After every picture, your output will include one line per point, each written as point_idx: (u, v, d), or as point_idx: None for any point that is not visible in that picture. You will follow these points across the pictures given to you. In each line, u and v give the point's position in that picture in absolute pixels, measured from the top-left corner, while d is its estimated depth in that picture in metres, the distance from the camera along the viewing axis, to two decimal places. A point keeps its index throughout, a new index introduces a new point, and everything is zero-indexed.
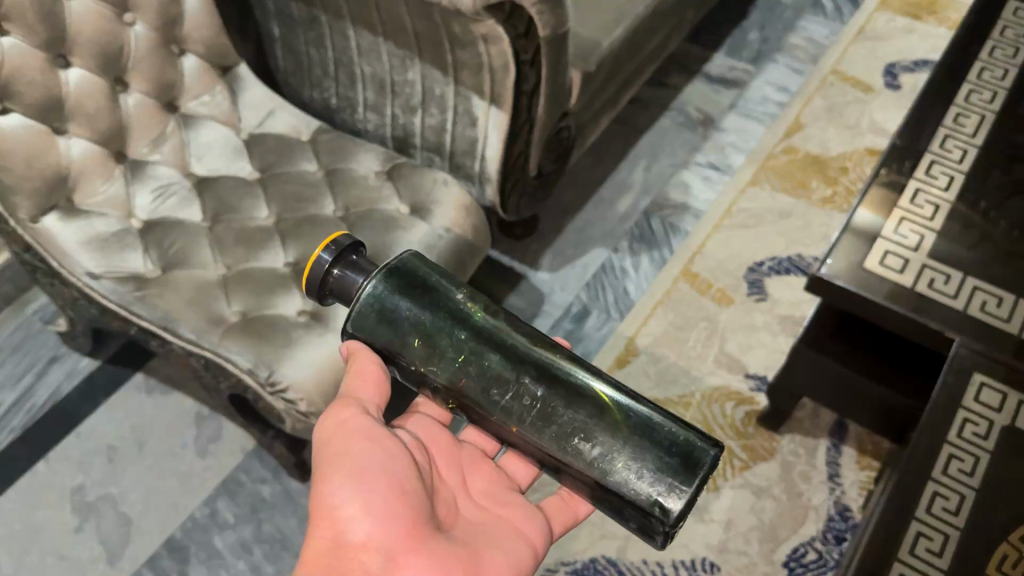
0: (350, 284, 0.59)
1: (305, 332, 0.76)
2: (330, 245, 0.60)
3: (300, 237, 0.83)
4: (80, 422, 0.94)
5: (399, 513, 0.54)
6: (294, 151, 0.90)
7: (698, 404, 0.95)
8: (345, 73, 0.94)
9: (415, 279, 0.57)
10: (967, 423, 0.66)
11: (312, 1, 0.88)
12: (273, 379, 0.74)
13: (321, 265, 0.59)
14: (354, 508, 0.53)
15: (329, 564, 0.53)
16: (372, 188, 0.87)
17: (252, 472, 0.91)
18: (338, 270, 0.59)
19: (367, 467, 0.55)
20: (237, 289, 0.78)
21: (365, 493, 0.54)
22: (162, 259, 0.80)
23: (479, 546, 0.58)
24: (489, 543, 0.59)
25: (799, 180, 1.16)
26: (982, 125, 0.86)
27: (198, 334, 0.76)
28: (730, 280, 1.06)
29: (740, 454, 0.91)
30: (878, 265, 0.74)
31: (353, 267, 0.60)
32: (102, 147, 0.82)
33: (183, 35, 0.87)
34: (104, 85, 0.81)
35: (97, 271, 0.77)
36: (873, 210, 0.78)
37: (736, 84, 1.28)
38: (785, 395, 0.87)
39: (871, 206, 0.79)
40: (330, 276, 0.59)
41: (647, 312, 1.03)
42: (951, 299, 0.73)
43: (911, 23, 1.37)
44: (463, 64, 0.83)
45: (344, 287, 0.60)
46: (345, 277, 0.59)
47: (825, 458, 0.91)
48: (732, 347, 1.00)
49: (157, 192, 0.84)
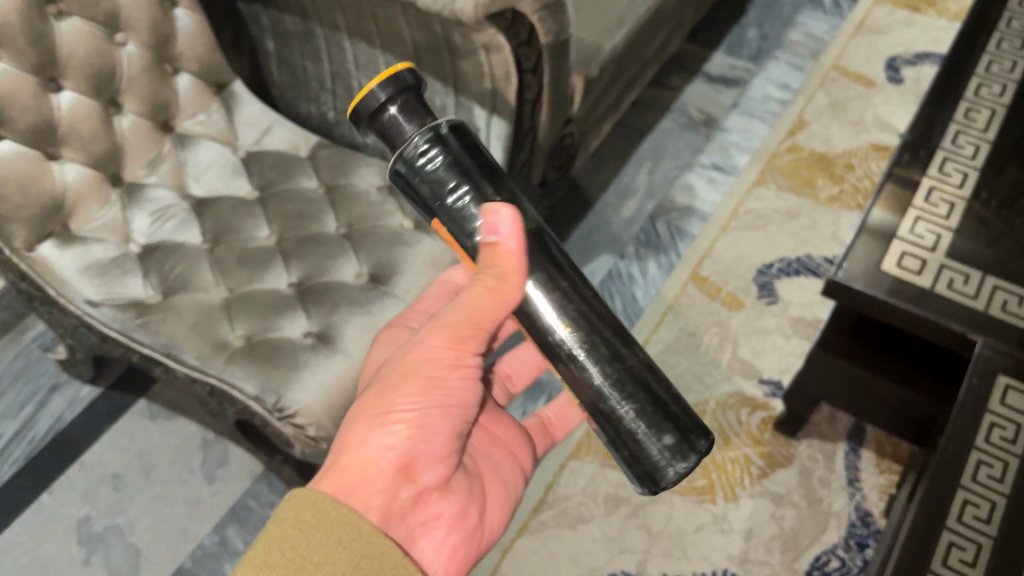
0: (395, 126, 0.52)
1: (312, 354, 0.74)
2: (388, 78, 0.52)
3: (304, 257, 0.81)
4: (84, 451, 0.92)
5: (445, 452, 0.55)
6: (294, 167, 0.88)
7: (712, 412, 0.93)
8: (342, 87, 0.92)
9: (467, 136, 0.54)
10: (995, 428, 0.64)
11: (308, 14, 0.86)
12: (281, 405, 0.72)
13: (376, 96, 0.51)
14: (409, 435, 0.53)
15: (366, 476, 0.52)
16: (374, 203, 0.85)
17: (262, 497, 0.90)
18: (396, 108, 0.52)
19: (441, 402, 0.54)
20: (241, 312, 0.77)
21: (424, 424, 0.53)
22: (163, 284, 0.79)
23: (484, 473, 0.61)
24: (491, 473, 0.62)
25: (805, 178, 1.14)
26: (993, 120, 0.84)
27: (202, 360, 0.74)
28: (740, 283, 1.04)
29: (757, 462, 0.89)
30: (895, 267, 0.72)
31: (411, 108, 0.52)
32: (97, 171, 0.81)
33: (176, 53, 0.85)
34: (97, 107, 0.79)
35: (97, 298, 0.76)
36: (889, 206, 0.77)
37: (736, 83, 1.26)
38: (803, 400, 0.85)
39: (886, 205, 0.77)
40: (379, 115, 0.52)
41: (657, 319, 1.01)
42: (971, 299, 0.70)
43: (911, 15, 1.35)
44: (464, 74, 0.82)
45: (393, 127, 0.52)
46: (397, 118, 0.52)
47: (844, 463, 0.89)
48: (745, 352, 0.98)
49: (155, 215, 0.83)
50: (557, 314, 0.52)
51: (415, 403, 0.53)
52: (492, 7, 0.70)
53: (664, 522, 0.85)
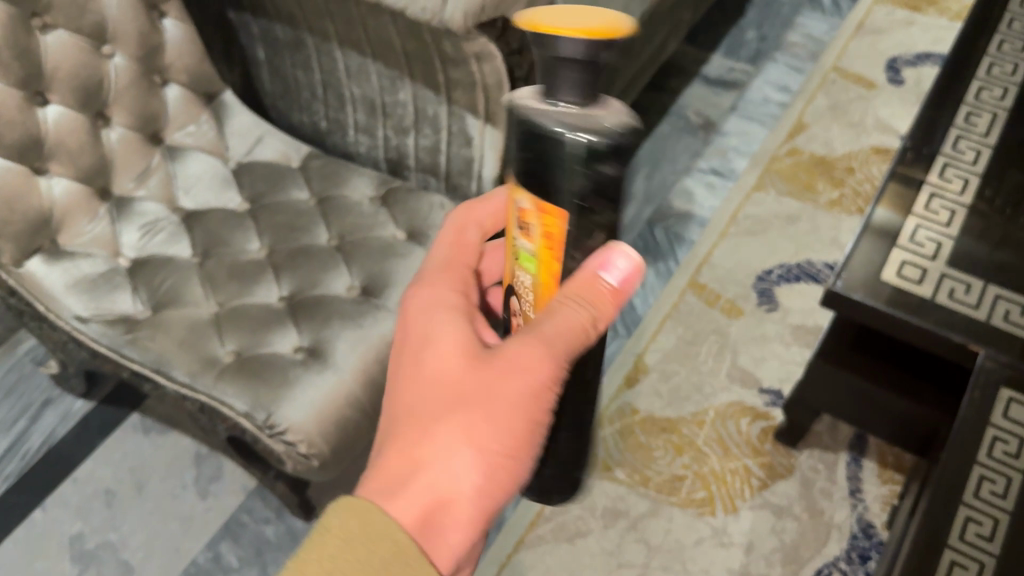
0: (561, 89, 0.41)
1: (303, 370, 0.73)
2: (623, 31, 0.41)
3: (294, 270, 0.80)
4: (76, 467, 0.91)
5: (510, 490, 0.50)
6: (285, 178, 0.87)
7: (711, 422, 0.92)
8: (334, 96, 0.91)
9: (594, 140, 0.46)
10: (997, 442, 0.63)
11: (297, 23, 0.85)
12: (271, 422, 0.70)
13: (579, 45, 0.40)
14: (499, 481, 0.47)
15: (456, 519, 0.46)
16: (366, 214, 0.84)
17: (255, 512, 0.89)
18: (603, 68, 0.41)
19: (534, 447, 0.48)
20: (230, 327, 0.76)
21: (516, 468, 0.48)
22: (153, 299, 0.78)
23: None
24: None
25: (805, 182, 1.13)
26: (994, 124, 0.83)
27: (191, 377, 0.73)
28: (739, 289, 1.03)
29: (758, 473, 0.88)
30: (895, 277, 0.71)
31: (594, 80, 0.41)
32: (85, 185, 0.80)
33: (165, 64, 0.84)
34: (84, 120, 0.78)
35: (86, 313, 0.75)
36: (892, 202, 0.76)
37: (735, 86, 1.25)
38: (803, 410, 0.84)
39: (889, 203, 0.76)
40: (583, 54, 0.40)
41: (655, 327, 1.00)
42: (973, 309, 0.69)
43: (911, 15, 1.33)
44: (456, 83, 0.81)
45: (556, 82, 0.41)
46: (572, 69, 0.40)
47: (846, 473, 0.88)
48: (745, 361, 0.97)
49: (144, 229, 0.82)
50: (596, 357, 0.51)
51: (517, 446, 0.47)
52: (482, 16, 0.69)
53: (663, 535, 0.84)
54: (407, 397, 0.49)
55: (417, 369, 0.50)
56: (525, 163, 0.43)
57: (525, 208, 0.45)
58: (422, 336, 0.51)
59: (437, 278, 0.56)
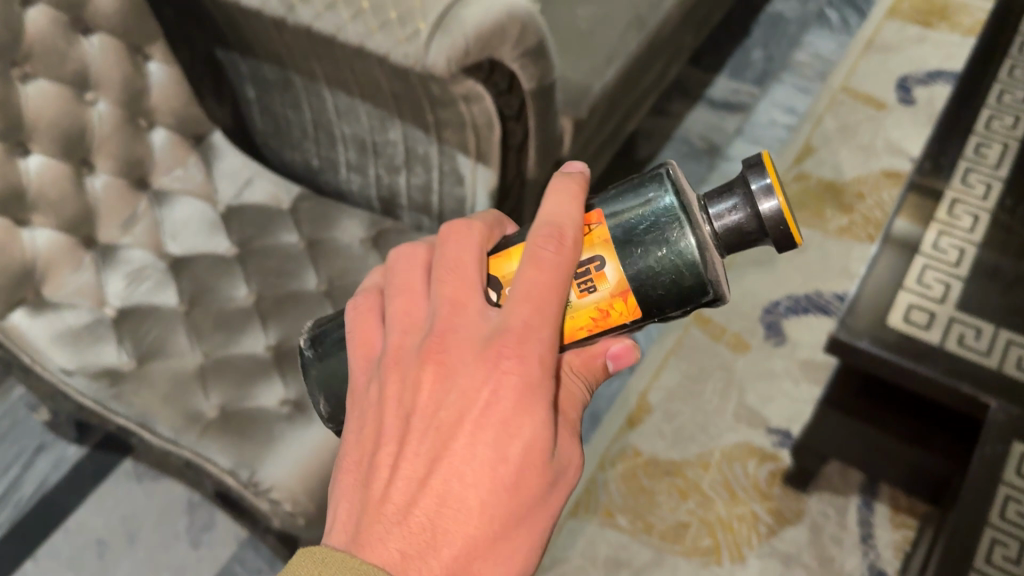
0: (731, 225, 0.46)
1: (288, 426, 0.71)
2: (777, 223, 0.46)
3: (281, 318, 0.78)
4: (68, 516, 0.91)
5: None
6: (274, 221, 0.85)
7: (717, 464, 0.89)
8: (324, 134, 0.89)
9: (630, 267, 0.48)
10: (1010, 501, 0.60)
11: (285, 63, 0.84)
12: (255, 480, 0.69)
13: (780, 217, 0.45)
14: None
15: None
16: (357, 258, 0.82)
17: (247, 562, 0.88)
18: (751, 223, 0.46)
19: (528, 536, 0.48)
20: (215, 381, 0.74)
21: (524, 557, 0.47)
22: (138, 350, 0.76)
23: None
24: None
25: (813, 209, 1.09)
26: (1006, 155, 0.79)
27: (175, 432, 0.71)
28: (745, 323, 1.00)
29: (765, 518, 0.85)
30: (902, 322, 0.68)
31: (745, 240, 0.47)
32: (69, 235, 0.78)
33: (150, 108, 0.83)
34: (67, 169, 0.77)
35: (71, 366, 0.73)
36: (915, 214, 0.74)
37: (741, 108, 1.21)
38: (811, 455, 0.80)
39: (910, 215, 0.74)
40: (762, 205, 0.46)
41: (658, 364, 0.97)
42: (983, 357, 0.66)
43: (922, 31, 1.30)
44: (445, 123, 0.78)
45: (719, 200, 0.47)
46: (753, 222, 0.46)
47: (857, 518, 0.85)
48: (752, 399, 0.94)
49: (129, 278, 0.80)
50: None
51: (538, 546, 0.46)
52: (466, 60, 0.67)
53: None
54: (472, 485, 0.42)
55: (494, 451, 0.43)
56: (648, 253, 0.46)
57: (604, 273, 0.47)
58: (511, 411, 0.43)
59: (547, 301, 0.44)
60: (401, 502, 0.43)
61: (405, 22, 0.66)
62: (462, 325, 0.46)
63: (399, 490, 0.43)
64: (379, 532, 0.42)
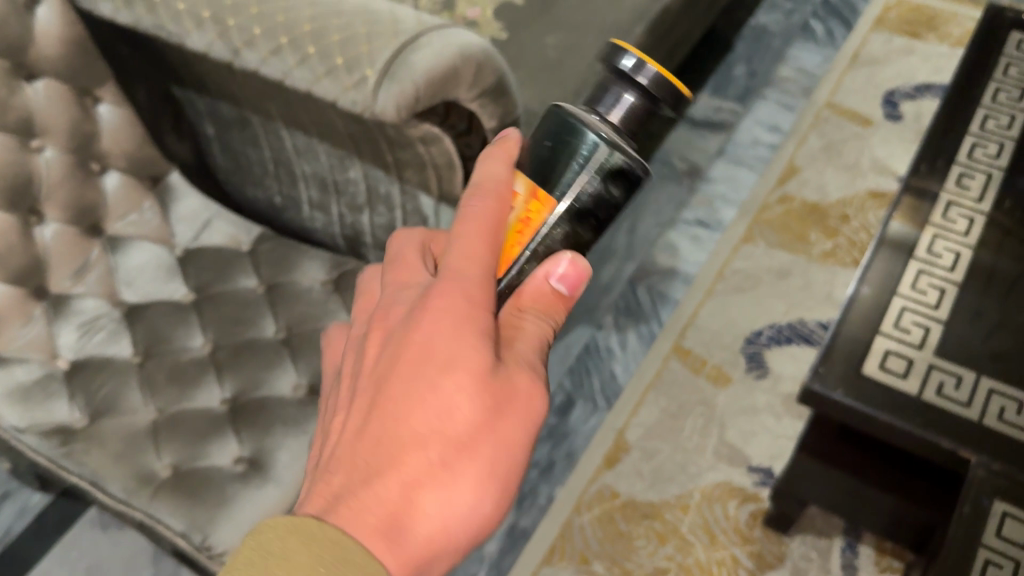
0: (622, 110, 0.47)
1: (242, 485, 0.69)
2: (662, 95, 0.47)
3: (238, 370, 0.75)
4: (31, 569, 0.89)
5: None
6: (232, 265, 0.82)
7: (697, 506, 0.86)
8: (286, 172, 0.86)
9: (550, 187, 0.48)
10: (990, 566, 0.55)
11: (241, 103, 0.81)
12: (207, 544, 0.66)
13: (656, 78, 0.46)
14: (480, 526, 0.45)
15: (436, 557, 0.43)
16: (317, 303, 0.79)
17: None
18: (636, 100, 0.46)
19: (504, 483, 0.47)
20: (168, 438, 0.71)
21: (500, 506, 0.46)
22: (90, 406, 0.73)
23: None
24: None
25: (797, 233, 1.06)
26: (989, 186, 0.76)
27: (127, 493, 0.68)
28: (726, 354, 0.97)
29: (746, 563, 0.82)
30: (879, 370, 0.65)
31: (647, 115, 0.47)
32: (18, 287, 0.75)
33: (102, 151, 0.80)
34: (14, 221, 0.74)
35: (21, 425, 0.71)
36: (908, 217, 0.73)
37: (723, 127, 1.18)
38: (791, 500, 0.77)
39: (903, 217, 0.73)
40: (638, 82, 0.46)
41: (637, 399, 0.94)
42: (963, 407, 0.62)
43: (910, 43, 1.26)
44: (405, 163, 0.75)
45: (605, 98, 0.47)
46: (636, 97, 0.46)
47: (841, 561, 0.82)
48: (733, 436, 0.90)
49: (82, 328, 0.78)
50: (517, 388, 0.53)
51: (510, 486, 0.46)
52: (417, 106, 0.64)
53: None
54: (405, 421, 0.43)
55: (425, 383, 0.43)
56: (553, 156, 0.47)
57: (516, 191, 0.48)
58: (437, 343, 0.44)
59: (472, 246, 0.46)
60: (345, 451, 0.44)
61: (352, 68, 0.63)
62: (402, 299, 0.49)
63: (344, 443, 0.45)
64: (325, 483, 0.44)
